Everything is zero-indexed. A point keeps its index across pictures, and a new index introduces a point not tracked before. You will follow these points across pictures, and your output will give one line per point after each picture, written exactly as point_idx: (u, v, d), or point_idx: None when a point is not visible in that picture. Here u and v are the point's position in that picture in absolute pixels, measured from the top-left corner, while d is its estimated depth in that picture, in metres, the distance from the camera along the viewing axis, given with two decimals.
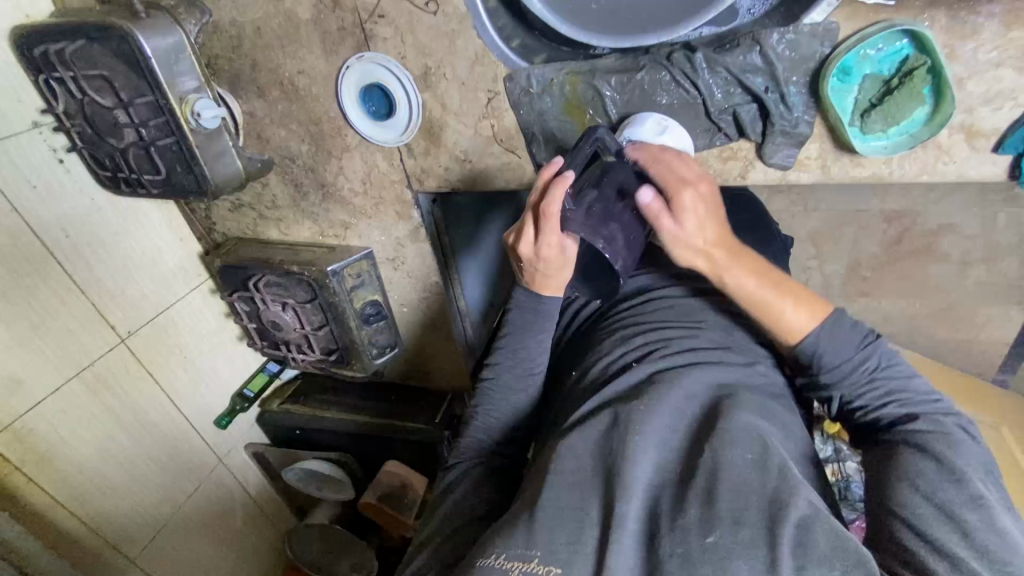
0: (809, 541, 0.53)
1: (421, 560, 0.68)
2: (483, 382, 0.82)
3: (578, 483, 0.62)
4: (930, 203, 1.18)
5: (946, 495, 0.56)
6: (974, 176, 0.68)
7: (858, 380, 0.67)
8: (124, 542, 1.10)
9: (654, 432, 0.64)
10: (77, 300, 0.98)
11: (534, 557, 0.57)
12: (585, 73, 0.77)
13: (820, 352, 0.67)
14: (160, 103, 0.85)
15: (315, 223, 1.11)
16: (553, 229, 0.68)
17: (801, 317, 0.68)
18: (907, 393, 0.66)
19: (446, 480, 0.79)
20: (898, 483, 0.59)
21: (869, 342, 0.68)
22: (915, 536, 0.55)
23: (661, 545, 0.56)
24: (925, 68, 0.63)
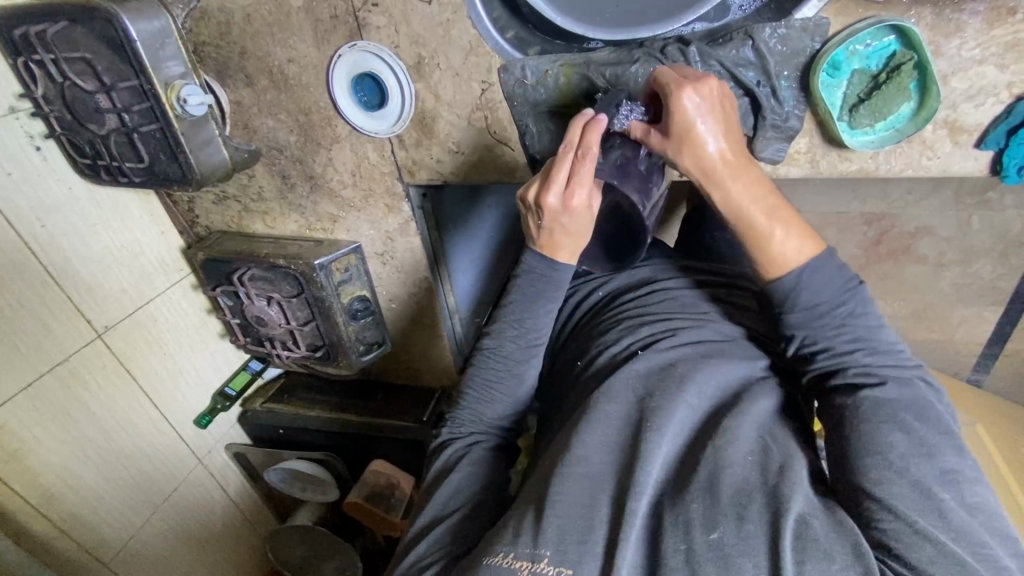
0: (813, 537, 0.53)
1: (423, 550, 0.67)
2: (482, 347, 0.78)
3: (588, 477, 0.62)
4: (908, 206, 1.13)
5: (919, 471, 0.55)
6: (956, 171, 0.70)
7: (828, 326, 0.65)
8: (98, 547, 1.06)
9: (668, 427, 0.63)
10: (51, 292, 0.95)
11: (544, 558, 0.57)
12: (580, 65, 0.78)
13: (799, 288, 0.64)
14: (145, 88, 0.82)
15: (302, 216, 1.10)
16: (589, 171, 0.64)
17: (791, 247, 0.64)
18: (874, 345, 0.63)
19: (445, 455, 0.76)
20: (870, 458, 0.57)
21: (850, 288, 0.64)
22: (894, 517, 0.54)
23: (665, 541, 0.56)
24: (912, 63, 0.64)
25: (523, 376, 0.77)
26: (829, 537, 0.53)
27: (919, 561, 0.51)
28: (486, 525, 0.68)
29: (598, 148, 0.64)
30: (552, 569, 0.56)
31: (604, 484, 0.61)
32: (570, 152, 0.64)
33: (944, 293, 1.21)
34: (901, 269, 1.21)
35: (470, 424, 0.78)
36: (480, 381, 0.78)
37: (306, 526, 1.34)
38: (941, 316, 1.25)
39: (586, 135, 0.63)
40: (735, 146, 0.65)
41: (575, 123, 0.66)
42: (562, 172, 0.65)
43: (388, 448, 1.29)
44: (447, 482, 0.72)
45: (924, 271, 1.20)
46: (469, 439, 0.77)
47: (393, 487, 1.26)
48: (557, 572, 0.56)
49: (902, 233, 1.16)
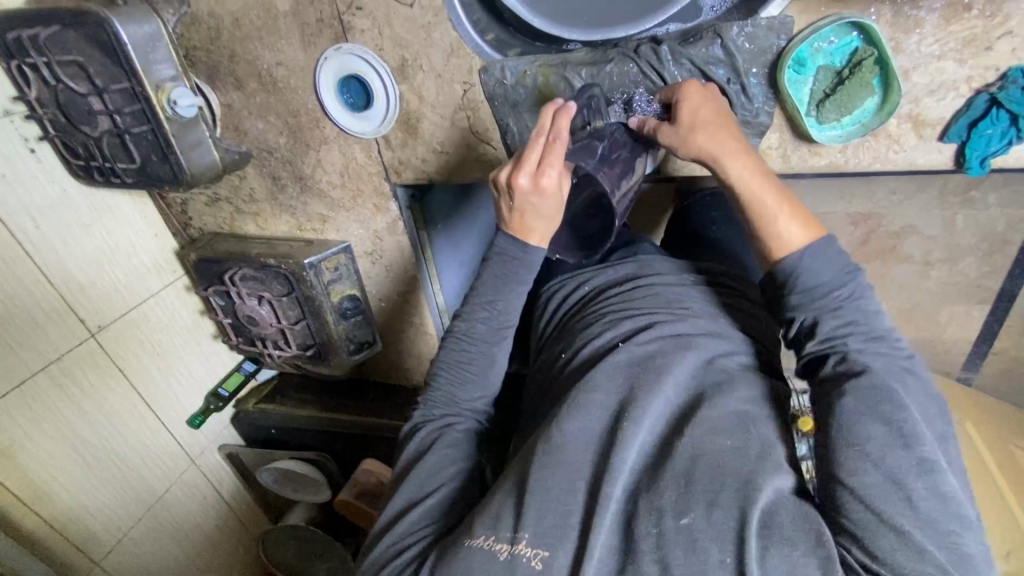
0: (780, 523, 0.54)
1: (402, 530, 0.68)
2: (453, 328, 0.79)
3: (567, 465, 0.62)
4: (891, 204, 1.14)
5: (896, 462, 0.54)
6: (922, 164, 0.72)
7: (825, 306, 0.64)
8: (89, 544, 1.07)
9: (646, 417, 0.64)
10: (44, 291, 0.97)
11: (523, 539, 0.59)
12: (556, 65, 0.80)
13: (798, 273, 0.65)
14: (136, 90, 0.85)
15: (292, 216, 1.12)
16: (559, 158, 0.66)
17: (795, 228, 0.66)
18: (871, 329, 0.63)
19: (418, 435, 0.77)
20: (847, 449, 0.56)
21: (849, 273, 0.64)
22: (862, 506, 0.54)
23: (638, 527, 0.57)
24: (873, 59, 0.66)
25: (493, 356, 0.78)
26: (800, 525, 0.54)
27: (883, 550, 0.52)
28: (466, 508, 0.70)
29: (565, 135, 0.66)
30: (530, 552, 0.58)
31: (582, 472, 0.62)
32: (541, 138, 0.66)
33: (929, 291, 1.23)
34: (887, 268, 1.22)
35: (443, 406, 0.79)
36: (451, 362, 0.79)
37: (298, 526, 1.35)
38: (927, 314, 1.26)
39: (556, 121, 0.65)
40: (735, 131, 0.69)
41: (548, 112, 0.68)
42: (531, 157, 0.66)
43: (378, 447, 1.30)
44: (421, 462, 0.73)
45: (908, 269, 1.21)
46: (442, 420, 0.78)
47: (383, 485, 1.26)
48: (534, 555, 0.58)
49: (885, 231, 1.18)
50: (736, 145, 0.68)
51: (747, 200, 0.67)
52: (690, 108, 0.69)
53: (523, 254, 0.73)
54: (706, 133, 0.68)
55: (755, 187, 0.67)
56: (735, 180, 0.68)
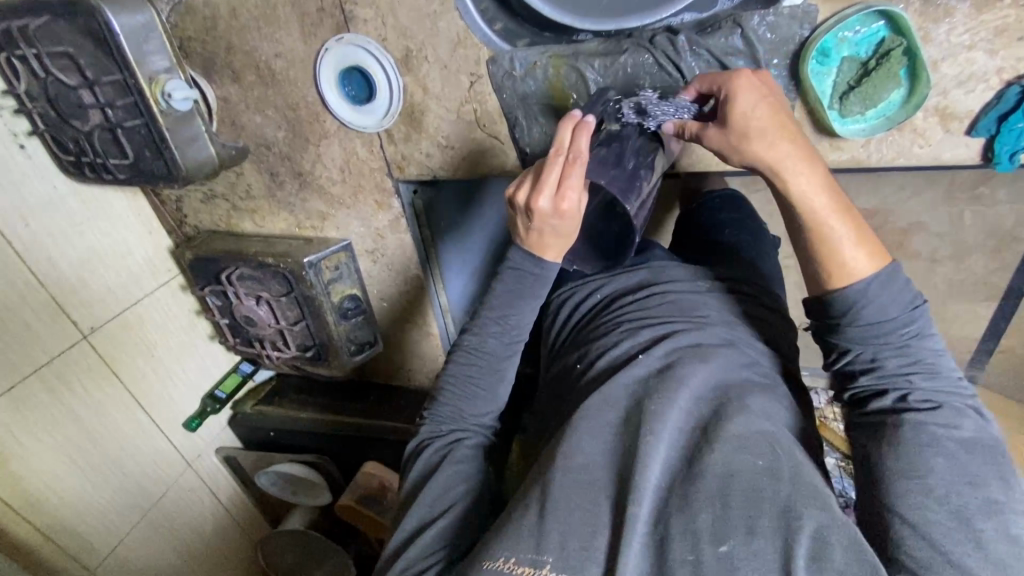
0: (817, 550, 0.51)
1: (413, 552, 0.65)
2: (461, 340, 0.77)
3: (588, 483, 0.60)
4: (902, 201, 1.12)
5: (961, 500, 0.52)
6: (947, 159, 0.69)
7: (890, 342, 0.61)
8: (84, 553, 1.04)
9: (666, 430, 0.61)
10: (35, 292, 0.93)
11: (545, 563, 0.56)
12: (568, 56, 0.78)
13: (859, 304, 0.60)
14: (129, 83, 0.81)
15: (291, 213, 1.08)
16: (579, 177, 0.63)
17: (860, 255, 0.61)
18: (935, 369, 0.60)
19: (427, 452, 0.74)
20: (898, 478, 0.55)
21: (915, 305, 0.60)
22: (922, 542, 0.52)
23: (671, 552, 0.54)
24: (902, 49, 0.64)
25: (502, 370, 0.76)
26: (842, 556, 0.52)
27: None
28: (478, 527, 0.67)
29: (585, 152, 0.63)
30: None
31: (601, 488, 0.60)
32: (560, 157, 0.62)
33: (939, 289, 1.21)
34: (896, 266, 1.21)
35: (451, 422, 0.77)
36: (460, 378, 0.77)
37: (298, 530, 1.32)
38: (936, 312, 1.24)
39: (576, 139, 0.62)
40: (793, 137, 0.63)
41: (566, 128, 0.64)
42: (550, 177, 0.63)
43: (380, 449, 1.27)
44: (431, 481, 0.70)
45: (918, 266, 1.19)
46: (450, 437, 0.75)
47: (386, 489, 1.23)
48: None
49: (896, 229, 1.16)
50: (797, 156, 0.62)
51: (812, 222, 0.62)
52: (746, 112, 0.63)
53: (538, 258, 0.71)
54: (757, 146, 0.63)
55: (817, 206, 0.61)
56: (794, 202, 0.62)
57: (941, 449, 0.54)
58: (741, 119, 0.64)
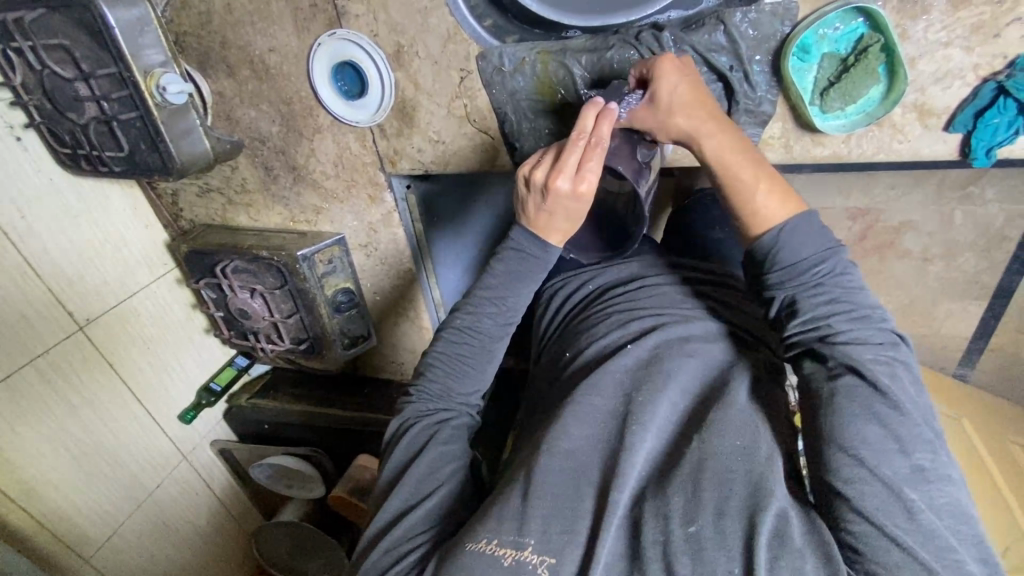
0: (793, 535, 0.53)
1: (400, 532, 0.66)
2: (453, 320, 0.78)
3: (570, 471, 0.61)
4: (890, 199, 1.14)
5: (892, 470, 0.52)
6: (927, 154, 0.71)
7: (808, 283, 0.62)
8: (80, 542, 1.05)
9: (653, 422, 0.63)
10: (31, 283, 0.94)
11: (528, 545, 0.56)
12: (556, 52, 0.79)
13: (779, 248, 0.63)
14: (124, 76, 0.82)
15: (285, 208, 1.10)
16: (597, 163, 0.64)
17: (777, 204, 0.64)
18: (858, 308, 0.60)
19: (410, 429, 0.74)
20: (833, 449, 0.55)
21: (832, 247, 0.62)
22: (862, 515, 0.52)
23: (644, 532, 0.56)
24: (879, 46, 0.65)
25: (493, 351, 0.78)
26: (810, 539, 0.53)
27: None
28: (466, 510, 0.69)
29: (607, 139, 0.64)
30: (534, 559, 0.55)
31: (584, 474, 0.61)
32: (581, 141, 0.64)
33: (927, 287, 1.22)
34: (885, 264, 1.22)
35: (437, 401, 0.77)
36: (449, 356, 0.78)
37: (292, 523, 1.32)
38: (925, 310, 1.26)
39: (599, 124, 0.63)
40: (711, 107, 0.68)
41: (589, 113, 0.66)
42: (568, 160, 0.64)
43: (373, 442, 1.28)
44: (417, 460, 0.70)
45: (906, 264, 1.21)
46: (437, 416, 0.75)
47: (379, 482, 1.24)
48: (539, 563, 0.55)
49: (885, 227, 1.17)
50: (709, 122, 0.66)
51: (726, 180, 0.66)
52: (666, 90, 0.67)
53: (527, 251, 0.72)
54: (681, 116, 0.67)
55: (730, 163, 0.66)
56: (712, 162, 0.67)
57: (859, 402, 0.56)
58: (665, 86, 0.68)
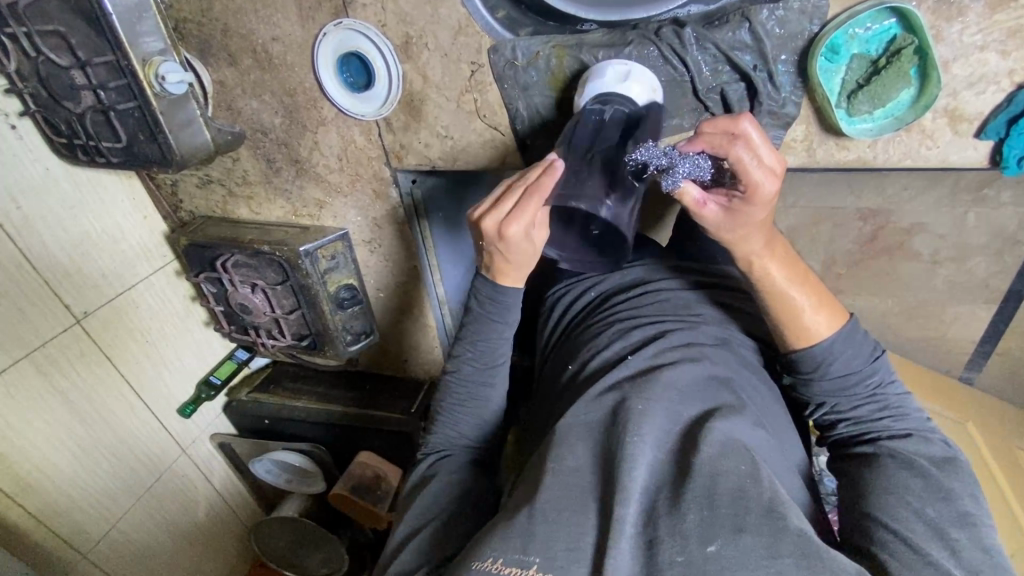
0: (818, 554, 0.51)
1: (400, 564, 0.67)
2: (446, 373, 0.83)
3: (578, 484, 0.60)
4: (904, 201, 1.11)
5: (937, 511, 0.57)
6: (954, 162, 0.68)
7: (858, 394, 0.68)
8: (75, 537, 1.04)
9: (654, 432, 0.61)
10: (26, 275, 0.92)
11: (533, 563, 0.55)
12: (571, 47, 0.76)
13: (829, 361, 0.66)
14: (122, 64, 0.79)
15: (287, 201, 1.07)
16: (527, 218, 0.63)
17: (821, 320, 0.66)
18: (903, 412, 0.68)
19: (421, 471, 0.80)
20: (886, 495, 0.60)
21: (877, 358, 0.68)
22: (906, 547, 0.55)
23: (660, 553, 0.53)
24: (913, 47, 0.62)
25: (485, 397, 0.81)
26: (836, 558, 0.52)
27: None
28: (463, 539, 0.69)
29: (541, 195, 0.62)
30: None
31: (594, 487, 0.59)
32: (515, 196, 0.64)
33: (936, 291, 1.20)
34: (897, 267, 1.20)
35: (441, 444, 0.83)
36: (446, 407, 0.83)
37: (292, 518, 1.31)
38: (933, 314, 1.24)
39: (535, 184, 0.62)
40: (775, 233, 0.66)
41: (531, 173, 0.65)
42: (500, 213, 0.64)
43: (374, 439, 1.27)
44: (422, 494, 0.75)
45: (917, 267, 1.18)
46: (441, 456, 0.81)
47: (379, 479, 1.24)
48: None
49: (897, 229, 1.15)
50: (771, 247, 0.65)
51: (775, 299, 0.66)
52: (751, 212, 0.62)
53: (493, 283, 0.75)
54: (750, 236, 0.64)
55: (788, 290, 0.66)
56: (768, 286, 0.66)
57: (904, 469, 0.61)
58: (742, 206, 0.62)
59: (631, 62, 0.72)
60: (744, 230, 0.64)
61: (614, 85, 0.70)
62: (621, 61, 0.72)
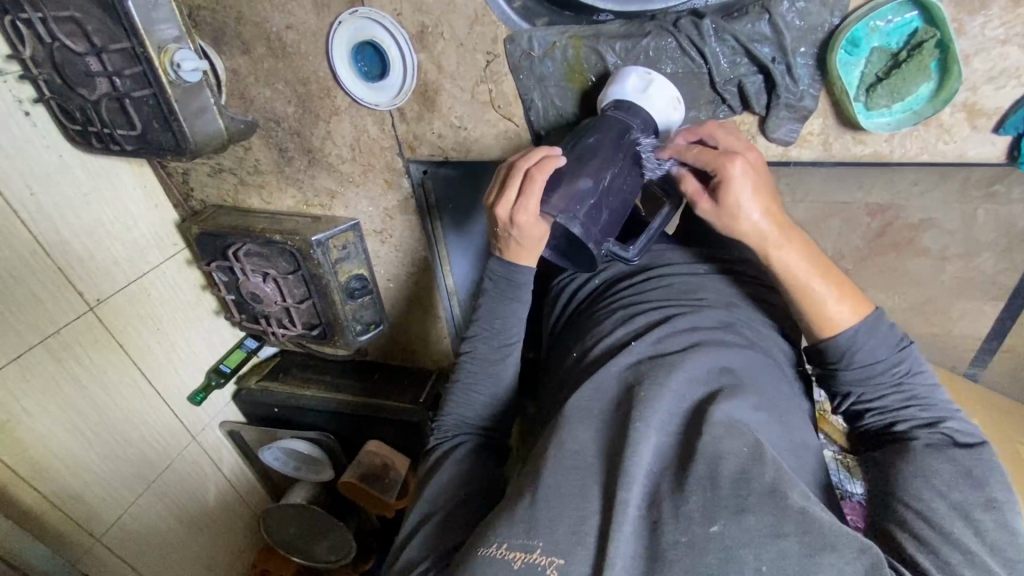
0: (819, 530, 0.52)
1: (411, 549, 0.69)
2: (463, 356, 0.84)
3: (581, 469, 0.60)
4: (915, 196, 1.11)
5: (961, 495, 0.59)
6: (972, 157, 0.68)
7: (883, 383, 0.69)
8: (90, 520, 1.05)
9: (658, 416, 0.61)
10: (42, 264, 0.93)
11: (536, 547, 0.56)
12: (588, 37, 0.76)
13: (854, 348, 0.68)
14: (137, 51, 0.79)
15: (299, 191, 1.07)
16: (534, 195, 0.67)
17: (845, 310, 0.68)
18: (930, 401, 0.68)
19: (432, 459, 0.82)
20: (913, 478, 0.62)
21: (903, 346, 0.69)
22: (926, 525, 0.58)
23: (664, 533, 0.54)
24: (934, 41, 0.62)
25: (500, 374, 0.83)
26: (841, 531, 0.52)
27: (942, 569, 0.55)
28: (471, 524, 0.70)
29: (541, 176, 0.67)
30: (543, 561, 0.55)
31: (598, 473, 0.60)
32: (518, 178, 0.68)
33: (944, 286, 1.20)
34: (905, 263, 1.20)
35: (455, 429, 0.84)
36: (460, 386, 0.85)
37: (301, 505, 1.32)
38: (941, 309, 1.24)
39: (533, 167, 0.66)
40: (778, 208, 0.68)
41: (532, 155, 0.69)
42: (510, 195, 0.68)
43: (382, 429, 1.28)
44: (432, 482, 0.76)
45: (927, 263, 1.18)
46: (455, 440, 0.82)
47: (387, 467, 1.25)
48: (547, 564, 0.55)
49: (908, 224, 1.15)
50: (785, 233, 0.68)
51: (791, 280, 0.68)
52: (736, 190, 0.66)
53: (505, 270, 0.77)
54: (749, 216, 0.67)
55: (800, 276, 0.68)
56: (781, 268, 0.68)
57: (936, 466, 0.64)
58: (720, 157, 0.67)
59: (654, 71, 0.73)
60: (739, 215, 0.67)
61: (634, 95, 0.72)
62: (644, 67, 0.73)
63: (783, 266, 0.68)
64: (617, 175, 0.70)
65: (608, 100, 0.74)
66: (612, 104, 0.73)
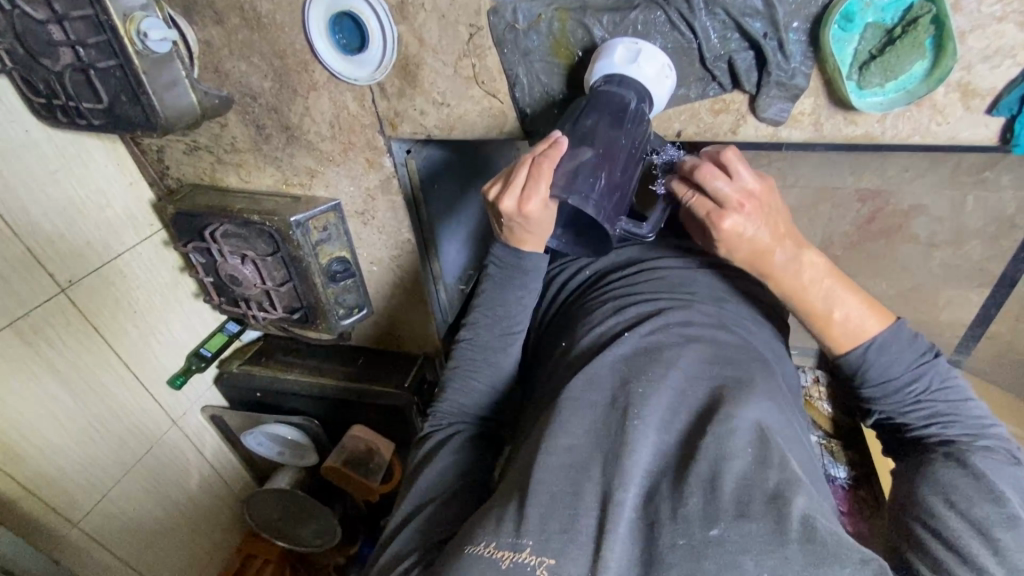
0: (822, 540, 0.50)
1: (399, 542, 0.68)
2: (460, 343, 0.84)
3: (573, 464, 0.59)
4: (904, 183, 1.10)
5: (982, 512, 0.61)
6: (964, 139, 0.67)
7: (903, 400, 0.74)
8: (68, 507, 1.04)
9: (657, 414, 0.61)
10: (8, 243, 0.89)
11: (525, 546, 0.54)
12: (575, 10, 0.73)
13: (866, 366, 0.73)
14: (101, 19, 0.75)
15: (279, 169, 1.04)
16: (542, 183, 0.64)
17: (851, 311, 0.72)
18: (954, 416, 0.72)
19: (425, 449, 0.81)
20: (931, 495, 0.66)
21: (925, 362, 0.73)
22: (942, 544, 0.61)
23: (661, 535, 0.53)
24: (930, 16, 0.60)
25: (499, 362, 0.83)
26: (841, 540, 0.51)
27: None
28: (460, 517, 0.69)
29: (551, 165, 0.64)
30: (532, 559, 0.54)
31: (591, 469, 0.58)
32: (525, 164, 0.65)
33: (932, 274, 1.20)
34: (891, 249, 1.19)
35: (449, 417, 0.83)
36: (456, 376, 0.84)
37: (285, 489, 1.30)
38: (927, 297, 1.23)
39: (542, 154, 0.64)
40: (783, 238, 0.68)
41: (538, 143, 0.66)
42: (516, 182, 0.66)
43: (367, 414, 1.27)
44: (426, 471, 0.75)
45: (915, 250, 1.18)
46: (449, 429, 0.82)
47: (371, 452, 1.24)
48: (538, 562, 0.54)
49: (896, 211, 1.14)
50: (786, 272, 0.69)
51: (800, 303, 0.71)
52: (734, 244, 0.68)
53: (508, 257, 0.76)
54: (754, 262, 0.69)
55: (807, 295, 0.70)
56: (789, 291, 0.71)
57: (957, 469, 0.66)
58: (716, 215, 0.67)
59: (640, 40, 0.71)
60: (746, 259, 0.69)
61: (625, 66, 0.69)
62: (627, 38, 0.71)
63: (789, 289, 0.70)
64: (617, 163, 0.67)
65: (599, 75, 0.71)
66: (605, 78, 0.70)
